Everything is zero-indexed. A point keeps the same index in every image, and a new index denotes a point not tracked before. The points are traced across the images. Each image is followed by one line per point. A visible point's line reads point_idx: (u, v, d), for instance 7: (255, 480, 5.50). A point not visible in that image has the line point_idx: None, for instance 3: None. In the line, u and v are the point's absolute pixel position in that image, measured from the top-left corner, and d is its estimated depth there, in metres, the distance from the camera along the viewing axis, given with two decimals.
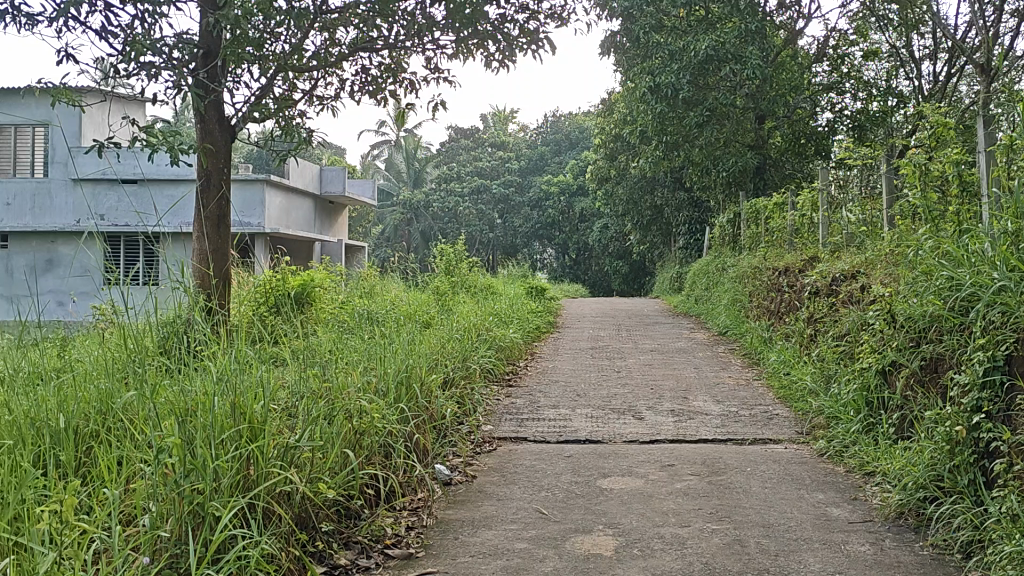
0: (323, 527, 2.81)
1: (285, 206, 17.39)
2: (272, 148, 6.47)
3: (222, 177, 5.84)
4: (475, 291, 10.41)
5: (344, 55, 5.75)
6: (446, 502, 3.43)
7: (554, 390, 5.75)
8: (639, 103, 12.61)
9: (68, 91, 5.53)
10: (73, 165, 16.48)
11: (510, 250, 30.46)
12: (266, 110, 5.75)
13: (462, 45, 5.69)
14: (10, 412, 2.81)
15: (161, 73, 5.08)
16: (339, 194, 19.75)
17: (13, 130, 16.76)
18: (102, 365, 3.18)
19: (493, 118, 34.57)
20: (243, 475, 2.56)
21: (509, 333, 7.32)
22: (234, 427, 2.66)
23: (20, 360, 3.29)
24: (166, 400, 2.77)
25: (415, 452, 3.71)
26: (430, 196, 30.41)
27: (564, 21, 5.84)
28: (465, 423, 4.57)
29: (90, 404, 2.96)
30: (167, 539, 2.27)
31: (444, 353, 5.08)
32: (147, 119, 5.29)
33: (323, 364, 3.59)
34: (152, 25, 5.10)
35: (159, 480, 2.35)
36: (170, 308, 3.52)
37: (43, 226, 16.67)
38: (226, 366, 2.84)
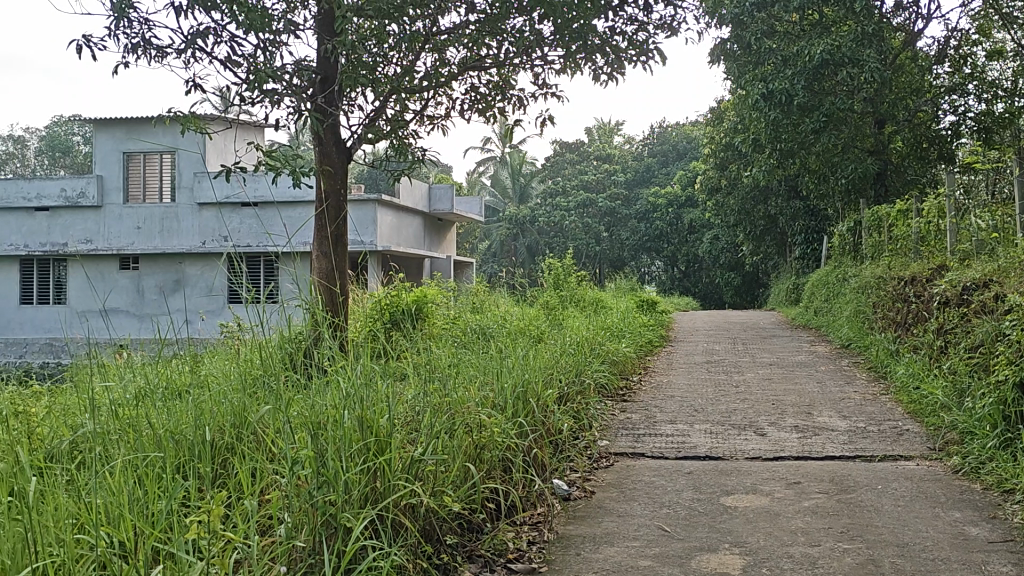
0: (448, 540, 2.84)
1: (395, 224, 17.77)
2: (386, 168, 6.60)
3: (339, 198, 5.98)
4: (585, 305, 10.36)
5: (454, 75, 5.85)
6: (565, 517, 3.42)
7: (671, 405, 5.69)
8: (751, 111, 12.33)
9: (196, 118, 5.79)
10: (200, 190, 17.25)
11: (617, 264, 30.35)
12: (380, 131, 5.88)
13: (570, 59, 5.71)
14: (152, 427, 2.95)
15: (283, 100, 5.27)
16: (449, 211, 20.00)
17: (143, 158, 17.69)
18: (235, 384, 3.30)
19: (598, 132, 34.55)
20: (371, 489, 2.62)
21: (621, 348, 7.27)
22: (361, 441, 2.71)
23: (158, 375, 3.46)
24: (299, 414, 2.87)
25: (533, 466, 3.73)
26: (535, 212, 30.80)
27: (674, 31, 5.80)
28: (582, 438, 4.56)
29: (225, 418, 3.09)
30: (303, 549, 2.34)
31: (560, 369, 5.08)
32: (269, 143, 5.49)
33: (443, 377, 3.62)
34: (273, 54, 5.30)
35: (293, 491, 2.42)
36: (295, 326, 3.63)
37: (170, 248, 17.47)
38: (353, 382, 2.91)
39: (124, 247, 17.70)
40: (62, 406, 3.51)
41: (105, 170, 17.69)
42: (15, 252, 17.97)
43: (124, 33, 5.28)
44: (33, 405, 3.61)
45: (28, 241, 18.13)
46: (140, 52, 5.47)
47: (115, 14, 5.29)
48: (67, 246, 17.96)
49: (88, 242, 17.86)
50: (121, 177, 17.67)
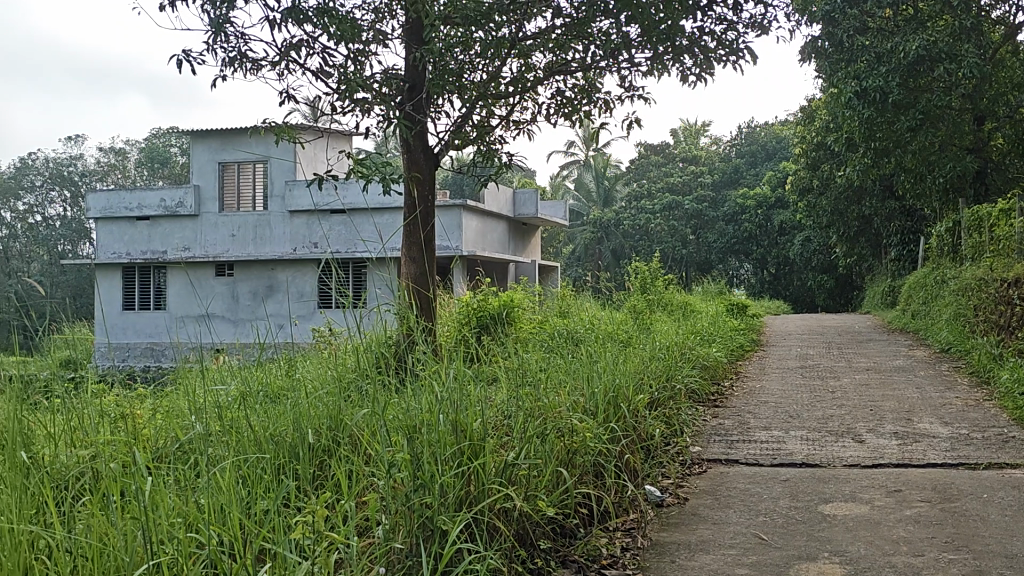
0: (541, 545, 2.84)
1: (481, 229, 17.91)
2: (473, 173, 6.66)
3: (427, 204, 6.03)
4: (672, 308, 10.27)
5: (540, 79, 5.86)
6: (660, 523, 3.39)
7: (765, 411, 5.59)
8: (844, 109, 12.04)
9: (288, 129, 5.95)
10: (292, 197, 17.67)
11: (705, 267, 29.99)
12: (466, 136, 5.93)
13: (657, 60, 5.67)
14: (251, 428, 3.04)
15: (373, 108, 5.36)
16: (534, 216, 20.05)
17: (238, 167, 18.24)
18: (330, 390, 3.38)
19: (684, 134, 34.18)
20: (466, 492, 2.65)
21: (712, 352, 7.18)
22: (455, 445, 2.74)
23: (258, 377, 3.57)
24: (395, 418, 2.92)
25: (625, 472, 3.72)
26: (620, 215, 30.72)
27: (765, 29, 5.72)
28: (674, 444, 4.52)
29: (322, 419, 3.17)
30: (400, 550, 2.38)
31: (650, 373, 5.03)
32: (358, 152, 5.60)
33: (534, 383, 3.63)
34: (363, 64, 5.40)
35: (391, 493, 2.47)
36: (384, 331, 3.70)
37: (263, 254, 17.92)
38: (445, 388, 2.95)
39: (219, 254, 18.25)
40: (166, 409, 3.63)
41: (201, 180, 18.40)
42: (118, 259, 18.70)
43: (221, 47, 5.46)
44: (138, 407, 3.75)
45: (130, 249, 18.85)
46: (236, 65, 5.64)
47: (212, 29, 5.48)
48: (166, 253, 18.62)
49: (186, 249, 18.49)
50: (216, 186, 18.32)
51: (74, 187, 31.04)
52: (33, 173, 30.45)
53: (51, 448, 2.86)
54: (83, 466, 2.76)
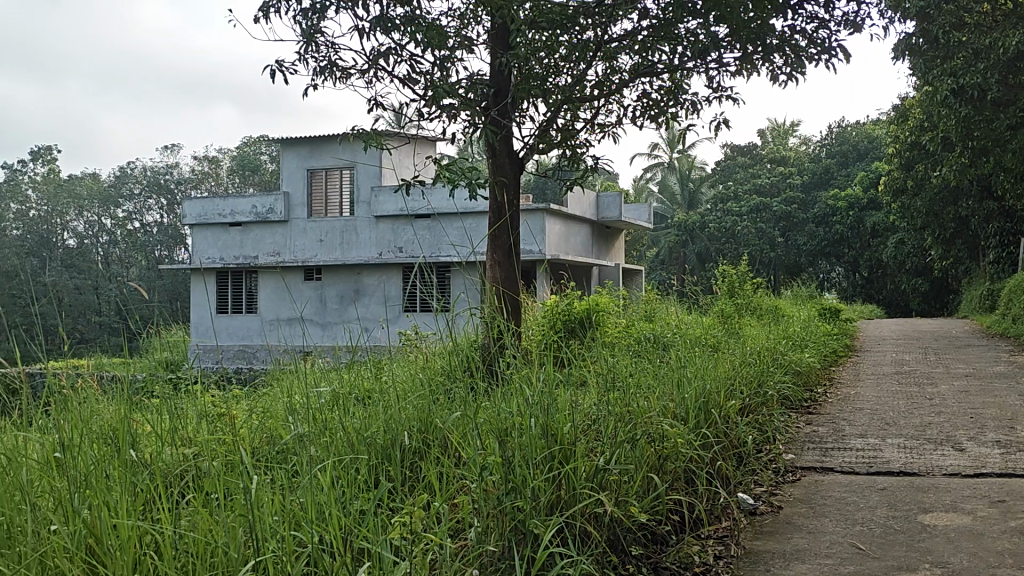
0: (633, 551, 2.83)
1: (564, 233, 17.92)
2: (559, 176, 6.65)
3: (512, 209, 6.02)
4: (761, 312, 10.09)
5: (626, 82, 5.82)
6: (753, 532, 3.34)
7: (861, 419, 5.44)
8: (940, 107, 11.62)
9: (377, 136, 6.05)
10: (377, 202, 17.93)
11: (794, 270, 29.41)
12: (551, 141, 5.93)
13: (747, 60, 5.58)
14: (341, 429, 3.10)
15: (459, 114, 5.41)
16: (617, 219, 19.92)
17: (326, 174, 18.65)
18: (419, 394, 3.43)
19: (771, 134, 33.55)
20: (557, 496, 2.65)
21: (805, 357, 7.03)
22: (546, 449, 2.74)
23: (351, 379, 3.64)
24: (486, 421, 2.94)
25: (717, 480, 3.67)
26: (706, 217, 30.33)
27: (858, 27, 5.59)
28: (767, 451, 4.44)
29: (412, 421, 3.21)
30: (492, 552, 2.40)
31: (740, 378, 4.95)
32: (444, 157, 5.65)
33: (623, 387, 3.60)
34: (449, 70, 5.46)
35: (483, 496, 2.49)
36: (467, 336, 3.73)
37: (350, 258, 18.19)
38: (535, 394, 2.95)
39: (308, 258, 18.61)
40: (261, 409, 3.73)
41: (291, 187, 18.92)
42: (212, 264, 19.27)
43: (312, 57, 5.59)
44: (233, 407, 3.85)
45: (223, 255, 19.42)
46: (327, 74, 5.76)
47: (304, 39, 5.61)
48: (257, 259, 19.11)
49: (276, 254, 18.93)
50: (305, 192, 18.77)
51: (170, 195, 32.10)
52: (132, 182, 31.61)
53: (157, 445, 2.96)
54: (186, 465, 2.86)
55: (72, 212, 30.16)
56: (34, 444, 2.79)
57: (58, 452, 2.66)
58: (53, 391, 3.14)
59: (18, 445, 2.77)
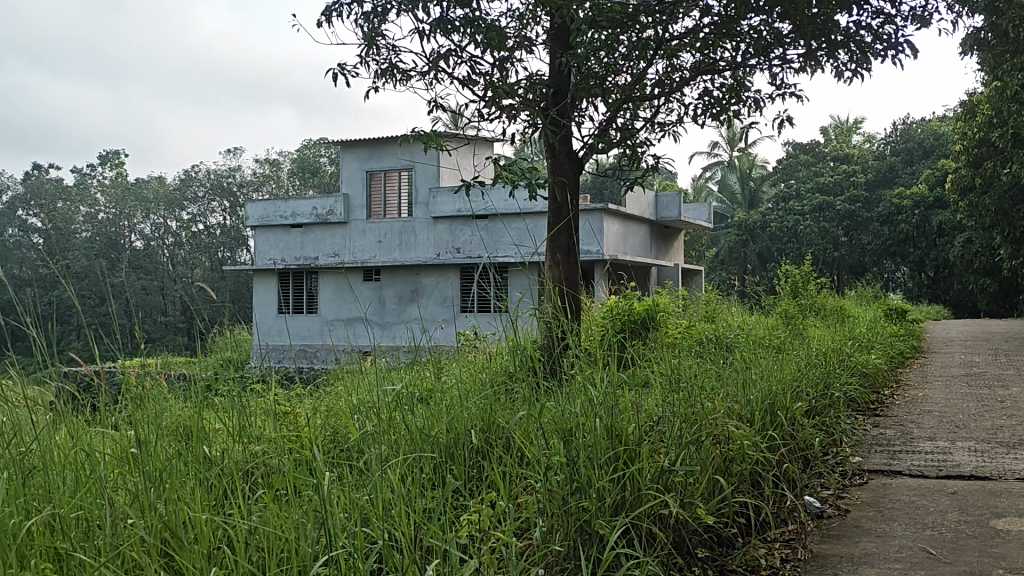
0: (699, 554, 2.79)
1: (622, 233, 17.82)
2: (618, 176, 6.60)
3: (571, 209, 5.98)
4: (825, 313, 9.94)
5: (687, 80, 5.77)
6: (820, 536, 3.29)
7: (929, 421, 5.32)
8: (1011, 102, 11.31)
9: (436, 137, 6.08)
10: (436, 203, 18.02)
11: (858, 270, 28.89)
12: (611, 140, 5.89)
13: (811, 57, 5.49)
14: (406, 428, 3.12)
15: (518, 114, 5.42)
16: (677, 219, 19.74)
17: (384, 175, 18.84)
18: (479, 395, 3.44)
19: (834, 132, 33.04)
20: (623, 497, 2.63)
21: (871, 359, 6.90)
22: (611, 450, 2.73)
23: (413, 379, 3.66)
24: (550, 420, 2.94)
25: (784, 481, 3.62)
26: (767, 217, 29.94)
27: (926, 22, 5.46)
28: (833, 454, 4.36)
29: (474, 420, 3.21)
30: (559, 552, 2.41)
31: (806, 379, 4.86)
32: (504, 158, 5.65)
33: (687, 387, 3.55)
34: (508, 70, 5.47)
35: (548, 497, 2.49)
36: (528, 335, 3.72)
37: (408, 259, 18.30)
38: (598, 394, 2.92)
39: (367, 259, 18.81)
40: (324, 408, 3.78)
41: (351, 189, 19.16)
42: (274, 265, 19.63)
43: (373, 60, 5.64)
44: (297, 404, 3.91)
45: (285, 256, 19.79)
46: (387, 77, 5.82)
47: (365, 43, 5.66)
48: (318, 259, 19.40)
49: (336, 255, 19.18)
50: (365, 194, 18.98)
51: (232, 199, 32.59)
52: (196, 184, 32.25)
53: (227, 442, 3.02)
54: (255, 462, 2.91)
55: (139, 216, 30.97)
56: (111, 441, 2.86)
57: (134, 446, 2.75)
58: (128, 390, 3.21)
59: (94, 441, 2.86)
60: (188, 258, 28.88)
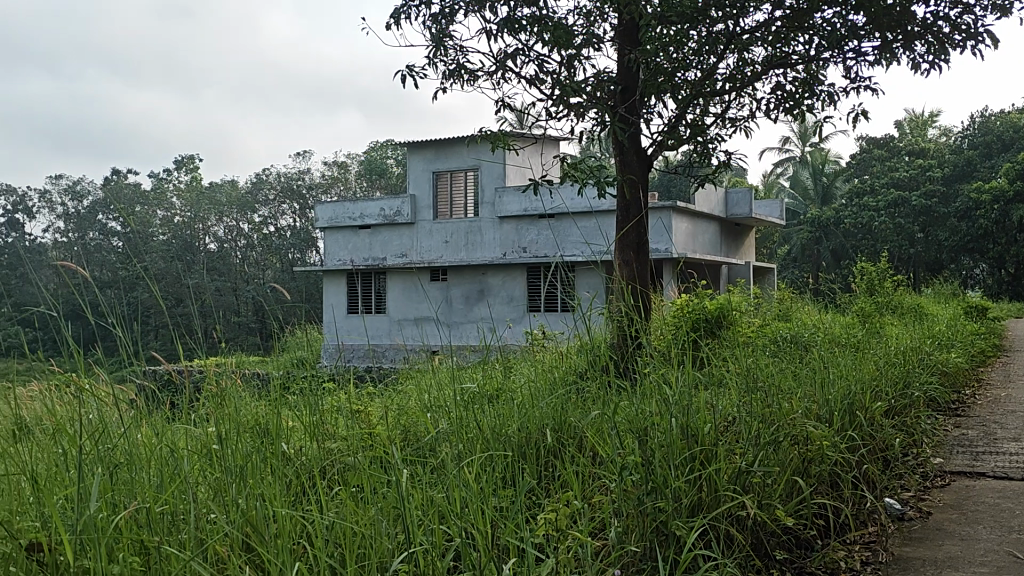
0: (778, 556, 2.74)
1: (691, 231, 17.64)
2: (688, 172, 6.52)
3: (641, 207, 5.91)
4: (903, 310, 9.70)
5: (759, 74, 5.67)
6: (902, 538, 3.19)
7: (1014, 421, 5.14)
8: None
9: (504, 137, 6.08)
10: (502, 203, 18.05)
11: (935, 267, 28.11)
12: (681, 136, 5.82)
13: (887, 49, 5.35)
14: (477, 427, 3.12)
15: (586, 113, 5.39)
16: (747, 216, 19.46)
17: (450, 175, 18.95)
18: (550, 395, 3.41)
19: (909, 126, 32.16)
20: (699, 498, 2.60)
21: (952, 357, 6.70)
22: (687, 450, 2.70)
23: (483, 378, 3.66)
24: (624, 421, 2.91)
25: (863, 483, 3.52)
26: (840, 213, 29.36)
27: (1007, 10, 5.28)
28: (913, 455, 4.24)
29: (545, 420, 3.20)
30: (636, 552, 2.39)
31: (884, 378, 4.73)
32: (573, 155, 5.62)
33: (764, 386, 3.49)
34: (576, 68, 5.44)
35: (624, 497, 2.47)
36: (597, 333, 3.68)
37: (475, 259, 18.36)
38: (673, 395, 2.89)
39: (434, 259, 18.93)
40: (395, 408, 3.81)
41: (417, 190, 19.32)
42: (342, 266, 19.93)
43: (441, 61, 5.67)
44: (369, 403, 3.95)
45: (353, 256, 20.06)
46: (455, 77, 5.84)
47: (433, 44, 5.70)
48: (385, 260, 19.60)
49: (403, 255, 19.37)
50: (431, 194, 19.12)
51: (302, 200, 32.54)
52: (265, 188, 32.47)
53: (304, 439, 3.06)
54: (330, 460, 2.95)
55: (213, 219, 31.74)
56: (191, 438, 2.93)
57: (216, 444, 2.81)
58: (206, 389, 3.29)
59: (177, 439, 2.93)
60: (261, 260, 29.51)
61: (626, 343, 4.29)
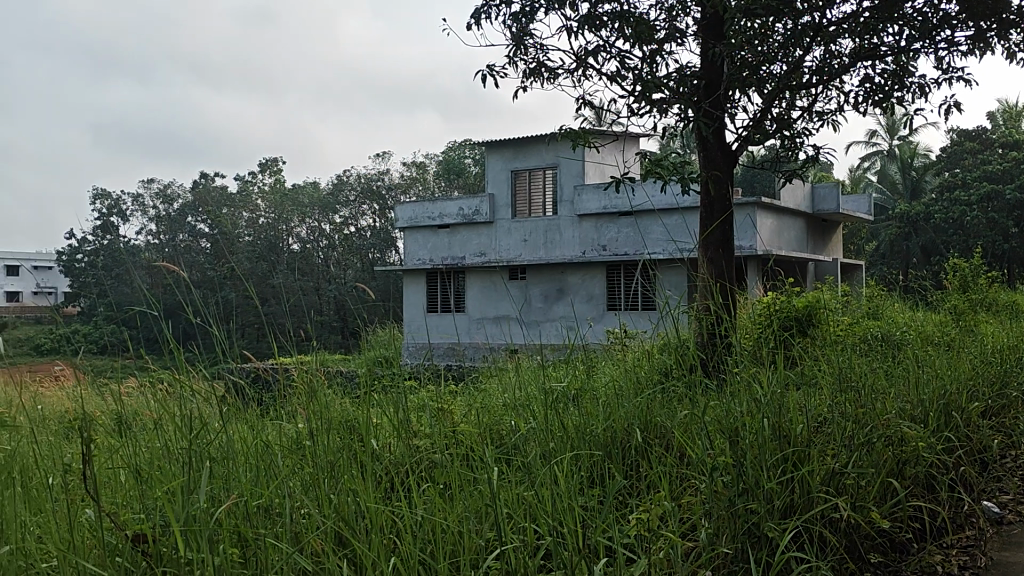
0: (872, 559, 2.68)
1: (775, 227, 17.30)
2: (773, 167, 6.40)
3: (725, 203, 5.82)
4: (1000, 308, 9.37)
5: (847, 66, 5.53)
6: (1001, 543, 3.09)
7: None
8: None
9: (585, 135, 6.06)
10: (581, 201, 18.00)
11: None
12: (766, 131, 5.72)
13: (981, 38, 5.17)
14: (561, 424, 3.13)
15: (670, 108, 5.34)
16: (834, 211, 19.01)
17: (529, 174, 18.99)
18: (632, 394, 3.41)
19: (1004, 117, 30.99)
20: (790, 501, 2.57)
21: None
22: (779, 451, 2.67)
23: (566, 376, 3.66)
24: (714, 421, 2.89)
25: (960, 486, 3.42)
26: (930, 208, 28.48)
27: None
28: (1013, 458, 4.10)
29: (630, 420, 3.19)
30: (726, 553, 2.37)
31: (981, 378, 4.57)
32: (656, 152, 5.58)
33: (856, 385, 3.41)
34: (658, 64, 5.40)
35: (715, 497, 2.45)
36: (679, 331, 3.65)
37: (554, 257, 18.35)
38: (762, 395, 2.86)
39: (513, 258, 18.99)
40: (479, 404, 3.84)
41: (496, 189, 19.42)
42: (423, 265, 20.16)
43: (521, 59, 5.69)
44: (451, 399, 3.98)
45: (433, 256, 20.27)
46: (535, 75, 5.85)
47: (513, 42, 5.72)
48: (465, 259, 19.75)
49: (482, 254, 19.48)
50: (510, 193, 19.19)
51: (383, 201, 33.25)
52: (348, 189, 33.22)
53: (393, 436, 3.11)
54: (417, 456, 2.99)
55: (297, 220, 32.47)
56: (284, 433, 3.01)
57: (308, 440, 2.89)
58: (295, 384, 3.36)
59: (270, 435, 3.01)
60: (343, 260, 30.09)
61: (711, 342, 4.24)
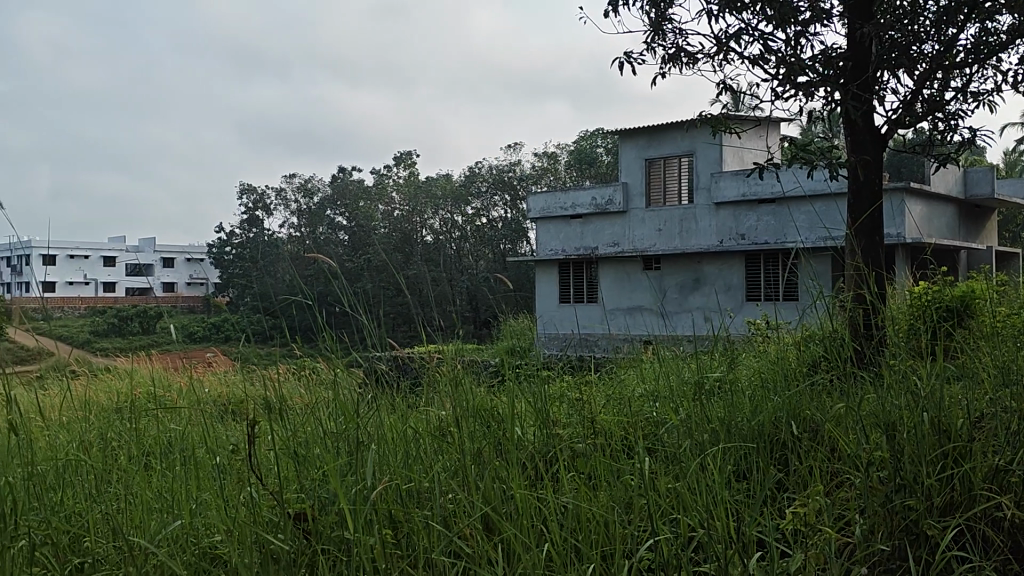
0: None
1: (925, 214, 16.51)
2: (924, 151, 6.11)
3: (875, 190, 5.59)
4: None
5: (1005, 43, 5.23)
6: None
7: None
8: None
9: (726, 121, 5.93)
10: (719, 189, 17.65)
11: None
12: (917, 114, 5.47)
13: None
14: (706, 415, 3.10)
15: (815, 92, 5.18)
16: (989, 196, 17.98)
17: (663, 162, 18.75)
18: (780, 386, 3.33)
19: None
20: (949, 499, 2.48)
21: None
22: (938, 447, 2.57)
23: (710, 368, 3.61)
24: (868, 417, 2.80)
25: None
26: None
27: None
28: None
29: (777, 412, 3.12)
30: (885, 550, 2.32)
31: None
32: (801, 138, 5.42)
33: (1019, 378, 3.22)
34: (803, 46, 5.25)
35: (870, 493, 2.40)
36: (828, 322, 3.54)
37: (690, 247, 18.09)
38: (919, 390, 2.75)
39: (647, 248, 18.82)
40: (619, 394, 3.82)
41: (629, 177, 19.25)
42: (555, 256, 20.22)
43: (660, 45, 5.63)
44: (590, 389, 3.98)
45: (565, 246, 20.29)
46: (674, 61, 5.78)
47: (652, 28, 5.66)
48: (598, 249, 19.69)
49: (616, 244, 19.38)
50: (643, 182, 19.00)
51: (514, 191, 33.47)
52: (479, 181, 33.58)
53: (533, 424, 3.14)
54: (559, 445, 3.01)
55: (430, 211, 33.05)
56: (431, 420, 3.10)
57: (453, 427, 2.96)
58: (438, 373, 3.44)
59: (418, 422, 3.10)
60: (476, 251, 30.43)
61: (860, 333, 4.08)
